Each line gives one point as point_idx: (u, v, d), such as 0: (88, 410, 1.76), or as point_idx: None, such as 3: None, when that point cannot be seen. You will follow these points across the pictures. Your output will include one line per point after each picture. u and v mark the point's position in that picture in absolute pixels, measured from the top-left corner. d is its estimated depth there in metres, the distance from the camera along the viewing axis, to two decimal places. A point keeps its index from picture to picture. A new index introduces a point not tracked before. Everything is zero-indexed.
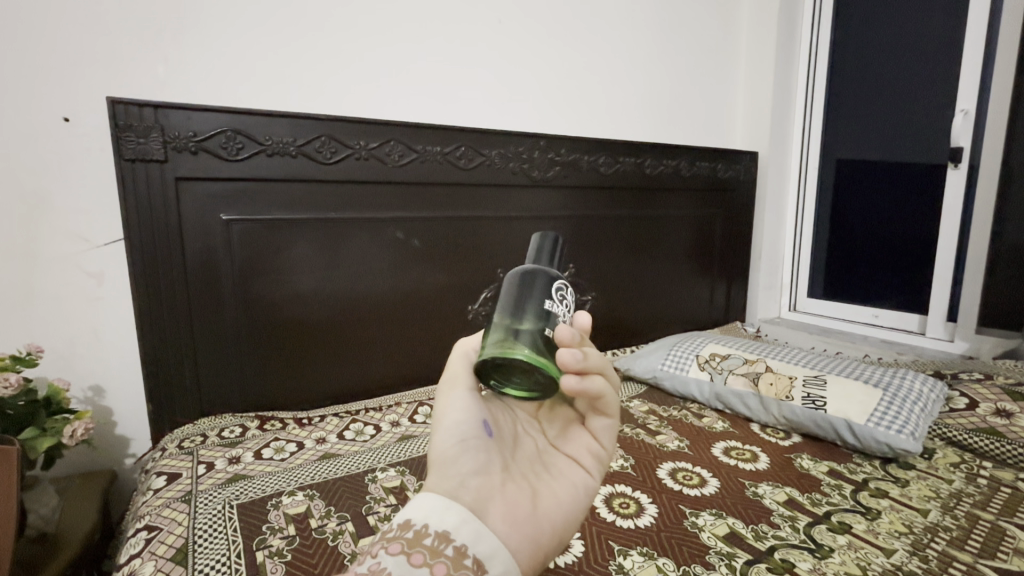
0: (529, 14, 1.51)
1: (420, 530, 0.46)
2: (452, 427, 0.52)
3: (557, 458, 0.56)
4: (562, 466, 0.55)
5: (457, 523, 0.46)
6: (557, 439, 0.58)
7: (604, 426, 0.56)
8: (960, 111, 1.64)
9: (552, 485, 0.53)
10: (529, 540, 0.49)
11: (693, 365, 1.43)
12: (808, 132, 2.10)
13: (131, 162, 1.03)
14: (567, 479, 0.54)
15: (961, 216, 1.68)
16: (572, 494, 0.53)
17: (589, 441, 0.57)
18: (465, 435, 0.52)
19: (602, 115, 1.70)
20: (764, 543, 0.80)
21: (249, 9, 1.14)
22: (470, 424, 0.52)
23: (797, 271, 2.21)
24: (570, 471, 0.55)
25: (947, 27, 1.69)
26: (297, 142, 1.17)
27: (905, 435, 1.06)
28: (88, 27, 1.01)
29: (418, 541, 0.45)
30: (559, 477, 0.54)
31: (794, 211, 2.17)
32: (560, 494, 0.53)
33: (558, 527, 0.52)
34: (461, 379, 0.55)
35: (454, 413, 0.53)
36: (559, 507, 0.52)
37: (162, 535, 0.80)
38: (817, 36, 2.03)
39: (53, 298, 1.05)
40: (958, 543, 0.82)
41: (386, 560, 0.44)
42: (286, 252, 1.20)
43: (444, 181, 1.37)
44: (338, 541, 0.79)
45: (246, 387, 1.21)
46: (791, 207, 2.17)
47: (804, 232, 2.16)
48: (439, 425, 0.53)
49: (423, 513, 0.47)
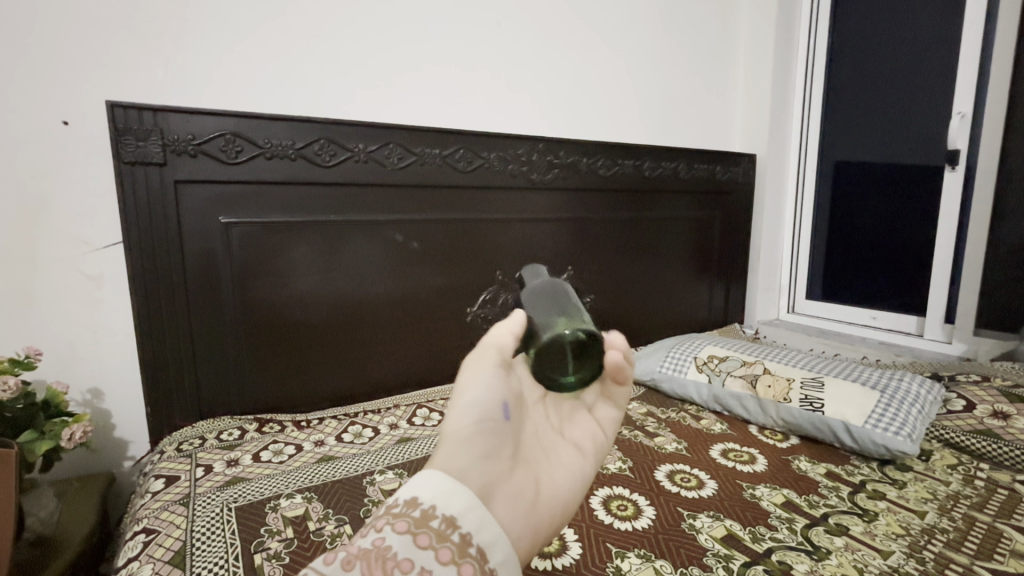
0: (529, 16, 1.52)
1: (428, 510, 0.45)
2: (472, 405, 0.53)
3: (559, 445, 0.59)
4: (564, 454, 0.58)
5: (463, 509, 0.46)
6: (561, 425, 0.60)
7: (608, 418, 0.61)
8: (957, 114, 1.64)
9: (554, 471, 0.56)
10: (529, 527, 0.52)
11: (691, 366, 1.44)
12: (807, 114, 2.09)
13: (130, 165, 1.03)
14: (567, 466, 0.57)
15: (958, 218, 1.69)
16: (570, 482, 0.56)
17: (590, 429, 0.60)
18: (482, 416, 0.52)
19: (602, 117, 1.71)
20: (761, 545, 0.81)
21: (250, 14, 1.14)
22: (490, 406, 0.53)
23: (796, 260, 2.20)
24: (571, 459, 0.58)
25: (944, 30, 1.69)
26: (296, 145, 1.17)
27: (902, 436, 1.06)
28: (88, 31, 1.01)
29: (424, 521, 0.44)
30: (561, 464, 0.57)
31: (794, 194, 2.16)
32: (562, 482, 0.56)
33: (557, 514, 0.54)
34: (489, 355, 0.55)
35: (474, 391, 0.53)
36: (559, 495, 0.55)
37: (160, 539, 0.80)
38: (817, 14, 2.03)
39: (53, 302, 1.05)
40: (955, 544, 0.82)
41: (391, 538, 0.43)
42: (285, 255, 1.20)
43: (443, 184, 1.38)
44: (335, 544, 0.79)
45: (245, 385, 1.21)
46: (790, 190, 2.16)
47: (804, 218, 2.16)
48: (458, 402, 0.53)
49: (430, 493, 0.46)
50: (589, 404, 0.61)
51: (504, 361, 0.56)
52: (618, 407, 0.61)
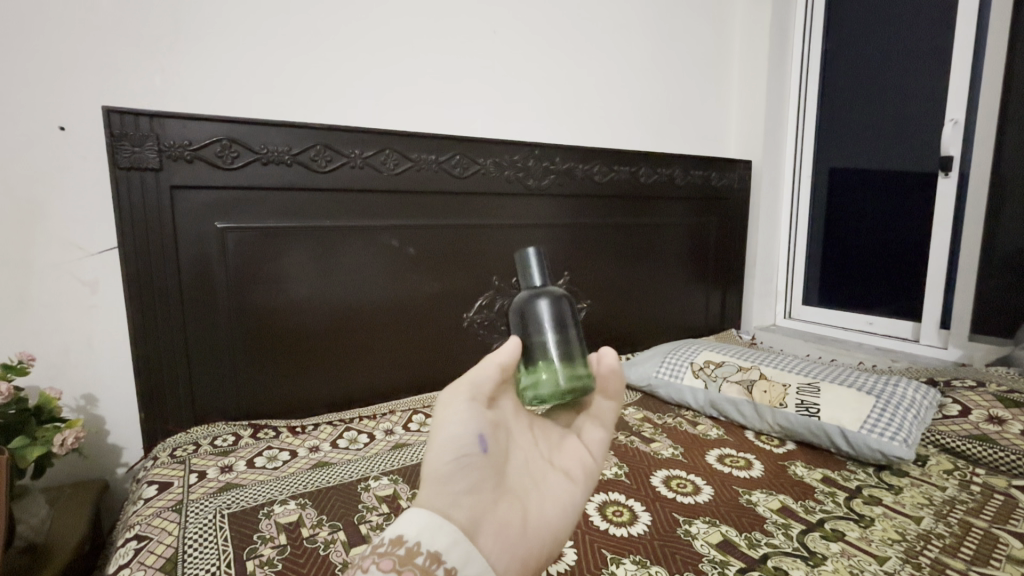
0: (524, 24, 1.53)
1: (413, 547, 0.46)
2: (449, 443, 0.50)
3: (550, 474, 0.58)
4: (555, 482, 0.58)
5: (449, 544, 0.47)
6: (551, 454, 0.60)
7: (595, 439, 0.63)
8: (950, 120, 1.66)
9: (544, 501, 0.56)
10: (515, 558, 0.51)
11: (687, 372, 1.43)
12: (807, 52, 2.06)
13: (125, 170, 1.03)
14: (558, 494, 0.57)
15: (952, 224, 1.70)
16: (558, 511, 0.56)
17: (580, 456, 0.61)
18: (460, 452, 0.50)
19: (597, 123, 1.72)
20: (757, 551, 0.80)
21: (248, 23, 1.15)
22: (466, 440, 0.51)
23: (796, 210, 2.17)
24: (562, 486, 0.58)
25: (936, 38, 1.71)
26: (293, 150, 1.18)
27: (898, 442, 1.06)
28: (87, 37, 1.02)
29: (409, 559, 0.45)
30: (549, 494, 0.57)
31: (794, 136, 2.13)
32: (550, 509, 0.56)
33: (547, 541, 0.54)
34: (462, 390, 0.52)
35: (449, 426, 0.50)
36: (548, 523, 0.55)
37: (151, 546, 0.80)
38: None
39: (45, 306, 1.05)
40: (951, 550, 0.82)
41: None
42: (282, 260, 1.21)
43: (438, 190, 1.38)
44: (328, 551, 0.78)
45: (236, 379, 1.19)
46: (790, 131, 2.13)
47: (804, 167, 2.13)
48: (434, 439, 0.50)
49: (414, 529, 0.47)
50: (576, 430, 0.64)
51: (479, 396, 0.52)
52: (606, 427, 0.64)
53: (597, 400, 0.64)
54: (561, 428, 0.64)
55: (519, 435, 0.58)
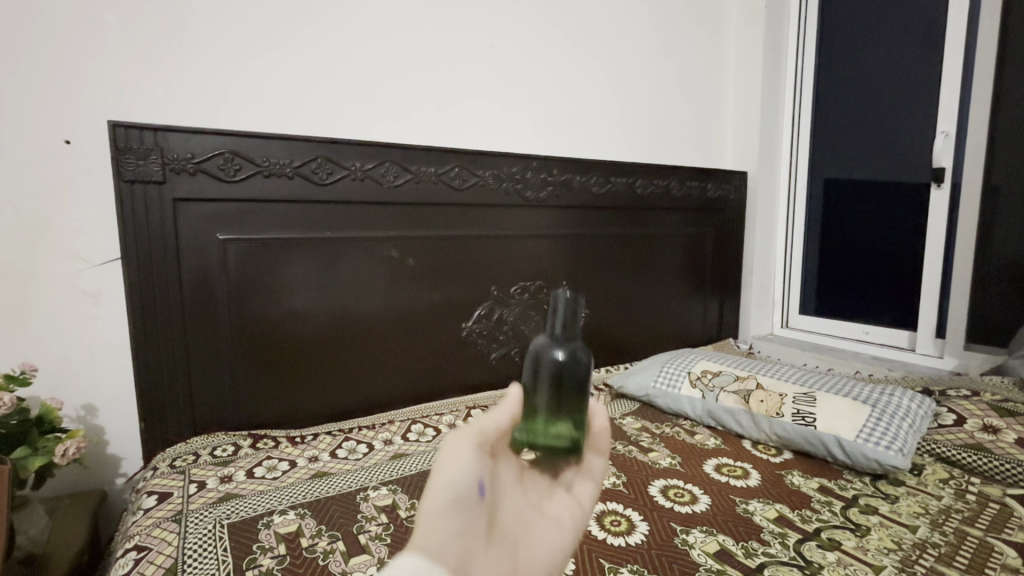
0: (522, 37, 1.56)
1: None
2: (451, 486, 0.47)
3: (539, 523, 0.56)
4: (543, 530, 0.55)
5: None
6: (538, 504, 0.58)
7: (585, 492, 0.60)
8: (941, 133, 1.69)
9: (532, 549, 0.53)
10: None
11: (685, 381, 1.44)
12: None
13: (129, 183, 1.05)
14: (546, 542, 0.54)
15: (946, 234, 1.72)
16: (545, 560, 0.54)
17: (569, 507, 0.58)
18: (460, 496, 0.47)
19: (595, 135, 1.75)
20: (754, 560, 0.81)
21: (254, 40, 1.18)
22: (467, 485, 0.47)
23: (796, 151, 2.13)
24: (551, 533, 0.55)
25: (927, 51, 1.75)
26: (294, 163, 1.20)
27: (893, 451, 1.08)
28: (97, 54, 1.04)
29: None
30: (538, 541, 0.54)
31: (794, 62, 2.09)
32: (539, 557, 0.53)
33: None
34: (469, 436, 0.50)
35: (452, 467, 0.48)
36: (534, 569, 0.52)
37: (151, 556, 0.80)
38: None
39: (48, 318, 1.06)
40: (947, 559, 0.82)
41: None
42: (283, 269, 1.22)
43: (439, 201, 1.40)
44: (328, 561, 0.79)
45: (235, 384, 1.20)
46: (790, 64, 2.09)
47: (803, 94, 2.09)
48: (436, 478, 0.47)
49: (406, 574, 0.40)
50: (567, 483, 0.61)
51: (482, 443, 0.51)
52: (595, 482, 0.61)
53: (588, 456, 0.61)
54: (550, 479, 0.60)
55: (508, 486, 0.55)
